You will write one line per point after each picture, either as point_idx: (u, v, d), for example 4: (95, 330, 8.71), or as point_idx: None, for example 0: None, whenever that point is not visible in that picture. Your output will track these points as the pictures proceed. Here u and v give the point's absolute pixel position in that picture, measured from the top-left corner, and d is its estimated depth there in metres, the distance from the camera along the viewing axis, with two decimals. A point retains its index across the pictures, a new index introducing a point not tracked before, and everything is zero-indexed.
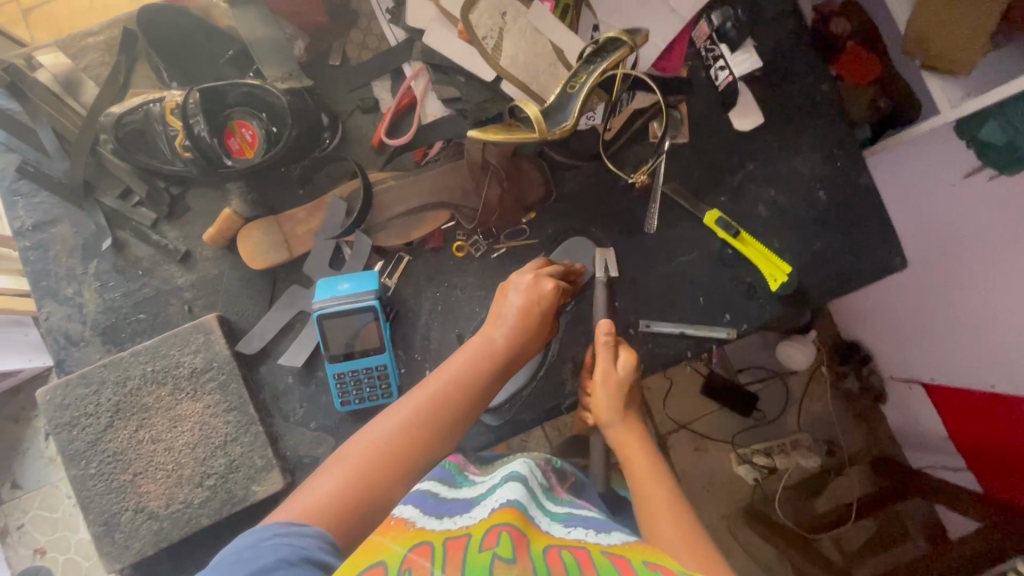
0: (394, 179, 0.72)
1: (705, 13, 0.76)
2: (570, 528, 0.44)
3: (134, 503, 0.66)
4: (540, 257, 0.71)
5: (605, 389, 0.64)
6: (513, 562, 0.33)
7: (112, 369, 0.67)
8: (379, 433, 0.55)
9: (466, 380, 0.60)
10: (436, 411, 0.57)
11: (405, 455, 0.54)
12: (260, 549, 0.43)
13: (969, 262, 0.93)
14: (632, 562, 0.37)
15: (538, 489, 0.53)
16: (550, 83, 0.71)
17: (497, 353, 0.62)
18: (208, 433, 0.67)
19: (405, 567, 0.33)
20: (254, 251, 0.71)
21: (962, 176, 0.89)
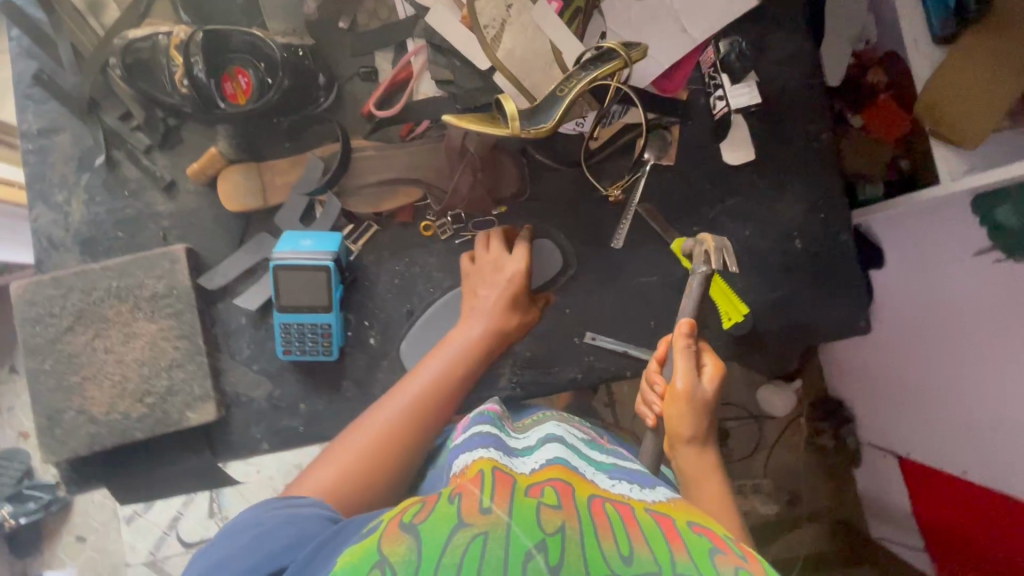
0: (374, 149, 0.74)
1: (716, 40, 0.75)
2: (614, 481, 0.47)
3: (78, 404, 0.70)
4: (502, 227, 0.73)
5: (690, 408, 0.60)
6: (558, 510, 0.35)
7: (81, 277, 0.71)
8: (360, 437, 0.59)
9: (436, 380, 0.64)
10: (411, 411, 0.61)
11: (388, 447, 0.59)
12: (266, 514, 0.49)
13: (958, 339, 0.90)
14: (676, 521, 0.37)
15: (577, 445, 0.55)
16: (543, 83, 0.72)
17: (470, 353, 0.66)
18: (158, 354, 0.72)
19: (456, 494, 0.35)
20: (231, 192, 0.74)
21: (970, 254, 0.86)
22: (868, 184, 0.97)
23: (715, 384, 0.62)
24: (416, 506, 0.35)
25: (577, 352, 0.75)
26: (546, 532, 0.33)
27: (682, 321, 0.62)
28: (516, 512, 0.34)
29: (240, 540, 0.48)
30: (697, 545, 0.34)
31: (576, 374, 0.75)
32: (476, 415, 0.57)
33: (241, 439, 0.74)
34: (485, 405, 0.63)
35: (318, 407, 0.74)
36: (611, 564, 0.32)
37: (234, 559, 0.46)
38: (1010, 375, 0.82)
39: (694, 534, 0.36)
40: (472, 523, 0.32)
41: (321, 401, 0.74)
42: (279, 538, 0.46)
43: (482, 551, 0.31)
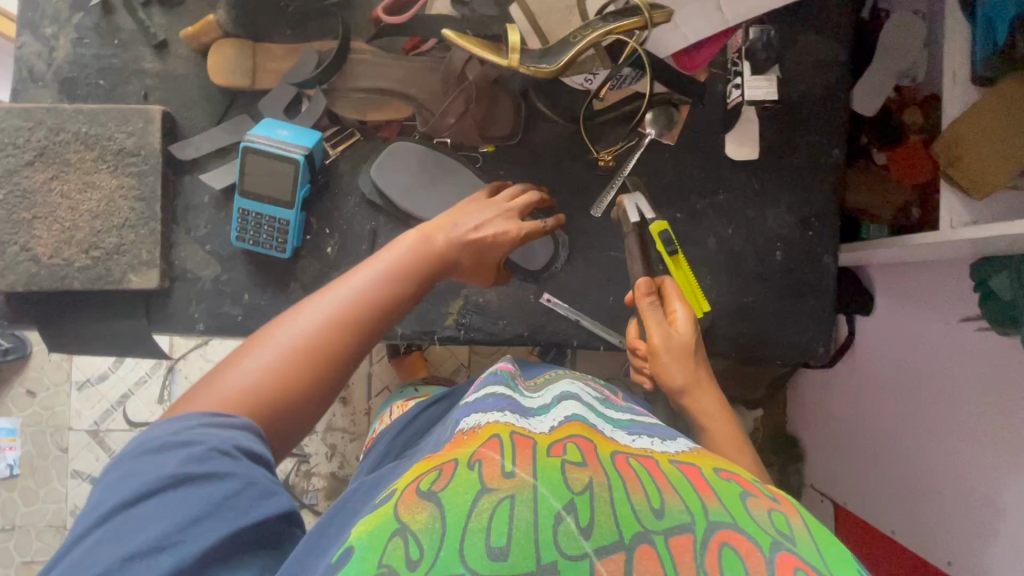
0: (372, 55, 0.71)
1: (750, 25, 0.70)
2: (635, 436, 0.45)
3: (23, 241, 0.69)
4: (491, 183, 0.69)
5: (676, 357, 0.63)
6: (583, 467, 0.35)
7: (51, 115, 0.70)
8: (294, 329, 0.48)
9: (393, 270, 0.55)
10: (365, 300, 0.52)
11: (342, 338, 0.49)
12: (179, 446, 0.39)
13: (919, 396, 0.88)
14: (704, 470, 0.39)
15: (595, 402, 0.53)
16: (559, 27, 0.69)
17: (433, 250, 0.58)
18: (113, 210, 0.70)
19: (475, 458, 0.35)
20: (219, 67, 0.71)
21: (957, 319, 0.81)
22: (873, 224, 0.93)
23: (690, 328, 0.64)
24: (434, 474, 0.35)
25: (529, 310, 0.74)
26: (573, 492, 0.33)
27: (643, 281, 0.65)
28: (540, 474, 0.33)
29: (151, 472, 0.38)
30: (724, 493, 0.36)
31: (523, 330, 0.74)
32: (486, 375, 0.54)
33: (178, 315, 0.73)
34: (498, 363, 0.61)
35: (261, 302, 0.73)
36: (645, 522, 0.32)
37: (145, 500, 0.37)
38: (960, 441, 0.80)
39: (722, 480, 0.38)
40: (496, 488, 0.32)
41: (265, 296, 0.73)
42: (209, 481, 0.38)
43: (511, 514, 0.31)
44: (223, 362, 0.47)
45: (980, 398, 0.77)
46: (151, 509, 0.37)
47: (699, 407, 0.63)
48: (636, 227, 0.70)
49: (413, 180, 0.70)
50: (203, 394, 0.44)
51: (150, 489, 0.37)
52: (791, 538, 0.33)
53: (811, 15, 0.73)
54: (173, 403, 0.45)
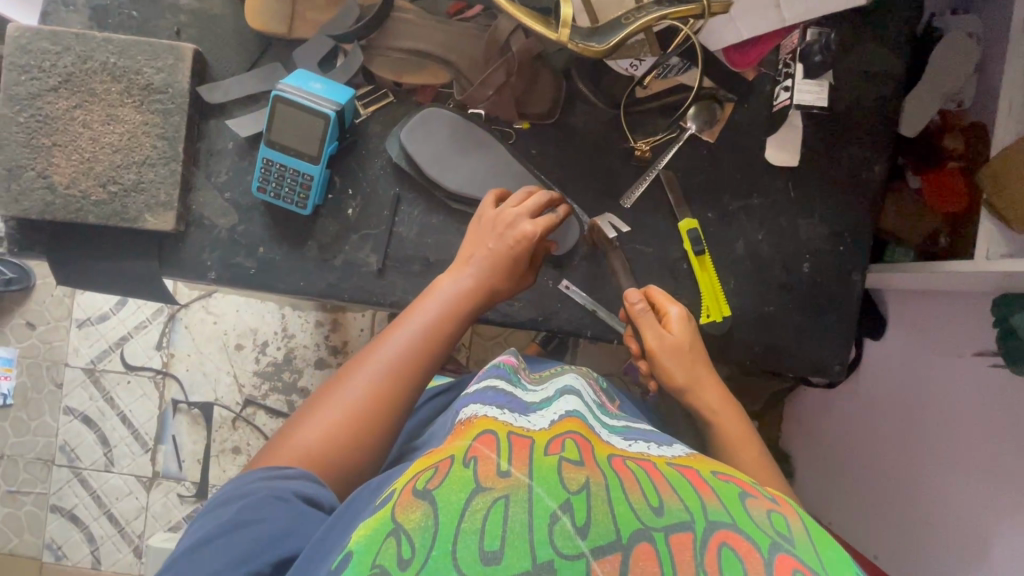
0: (416, 16, 0.69)
1: (808, 26, 0.68)
2: (631, 441, 0.44)
3: (41, 168, 0.68)
4: (493, 190, 0.67)
5: (672, 357, 0.61)
6: (580, 466, 0.34)
7: (81, 41, 0.68)
8: (347, 392, 0.54)
9: (429, 324, 0.59)
10: (405, 358, 0.56)
11: (388, 401, 0.54)
12: (246, 492, 0.46)
13: (918, 424, 0.86)
14: (702, 472, 0.38)
15: (593, 403, 0.52)
16: (612, 6, 0.66)
17: (465, 299, 0.61)
18: (134, 146, 0.69)
19: (470, 455, 0.34)
20: (257, 9, 0.69)
21: (972, 352, 0.79)
22: (898, 246, 0.91)
23: (685, 328, 0.62)
24: (430, 472, 0.34)
25: (546, 295, 0.72)
26: (570, 491, 0.32)
27: (633, 292, 0.64)
28: (535, 474, 0.32)
29: (223, 517, 0.45)
30: (723, 493, 0.34)
31: (537, 315, 0.72)
32: (488, 369, 0.54)
33: (190, 261, 0.71)
34: (501, 356, 0.60)
35: (275, 257, 0.71)
36: (644, 519, 0.31)
37: (218, 538, 0.43)
38: (957, 474, 0.79)
39: (721, 481, 0.37)
40: (491, 487, 0.32)
41: (279, 251, 0.72)
42: (268, 518, 0.44)
43: (504, 514, 0.30)
44: (286, 427, 0.53)
45: (983, 435, 0.75)
46: (217, 546, 0.43)
47: (705, 405, 0.61)
48: (616, 244, 0.71)
49: (441, 147, 0.68)
50: (276, 455, 0.50)
51: (221, 530, 0.44)
52: (791, 539, 0.31)
53: (870, 23, 0.70)
54: (252, 461, 0.51)
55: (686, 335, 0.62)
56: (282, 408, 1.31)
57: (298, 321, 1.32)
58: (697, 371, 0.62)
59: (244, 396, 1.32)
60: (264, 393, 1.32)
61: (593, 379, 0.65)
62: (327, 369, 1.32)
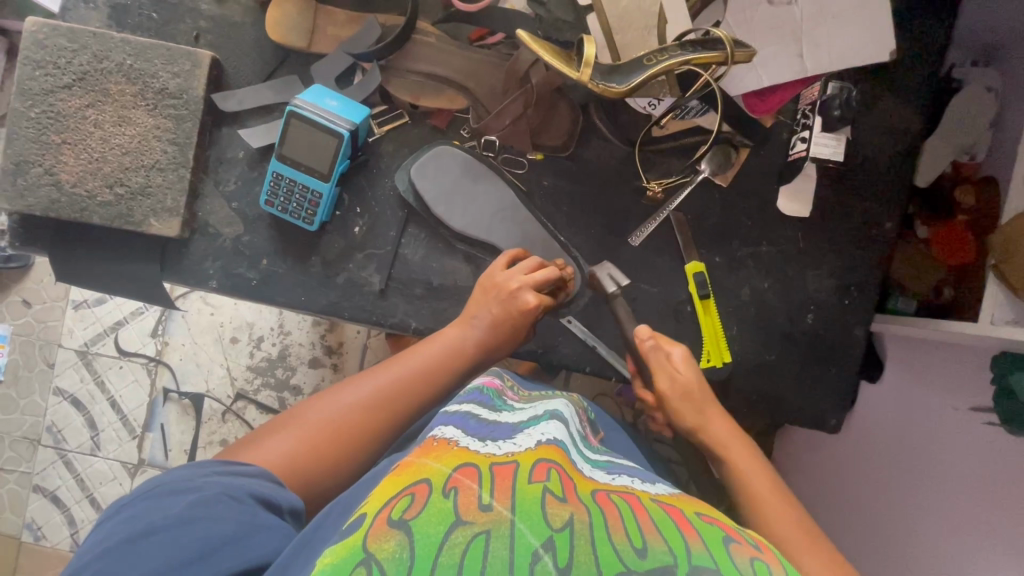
0: (437, 39, 0.68)
1: (829, 80, 0.68)
2: (614, 476, 0.44)
3: (49, 165, 0.67)
4: (507, 251, 0.67)
5: (679, 400, 0.62)
6: (564, 501, 0.34)
7: (98, 40, 0.67)
8: (326, 412, 0.56)
9: (420, 372, 0.60)
10: (390, 398, 0.57)
11: (358, 434, 0.55)
12: (198, 486, 0.44)
13: (903, 476, 0.86)
14: (686, 513, 0.38)
15: (578, 434, 0.52)
16: (635, 45, 0.66)
17: (457, 355, 0.62)
18: (144, 150, 0.68)
19: (451, 485, 0.34)
20: (278, 22, 0.69)
21: (967, 406, 0.78)
22: (902, 297, 0.90)
23: (692, 370, 0.62)
24: (406, 499, 0.34)
25: (547, 327, 0.72)
26: (553, 528, 0.31)
27: (643, 328, 0.65)
28: (518, 507, 0.33)
29: (167, 510, 0.42)
30: (708, 535, 0.35)
31: (537, 347, 0.72)
32: (468, 393, 0.53)
33: (192, 267, 0.71)
34: (484, 376, 0.60)
35: (279, 270, 0.71)
36: (628, 561, 0.30)
37: (161, 531, 0.40)
38: (935, 531, 0.78)
39: (705, 523, 0.37)
40: (472, 521, 0.31)
41: (283, 264, 0.71)
42: (225, 513, 0.42)
43: (485, 550, 0.30)
44: (262, 429, 0.54)
45: (964, 494, 0.75)
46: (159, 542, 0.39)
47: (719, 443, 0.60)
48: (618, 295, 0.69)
49: (454, 180, 0.68)
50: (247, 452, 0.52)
51: (164, 524, 0.40)
52: None
53: (892, 78, 0.70)
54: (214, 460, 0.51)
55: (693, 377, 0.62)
56: (273, 404, 1.31)
57: (294, 319, 1.32)
58: (707, 410, 0.62)
59: (235, 389, 1.32)
60: (255, 388, 1.31)
61: (582, 409, 0.63)
62: (320, 368, 1.31)
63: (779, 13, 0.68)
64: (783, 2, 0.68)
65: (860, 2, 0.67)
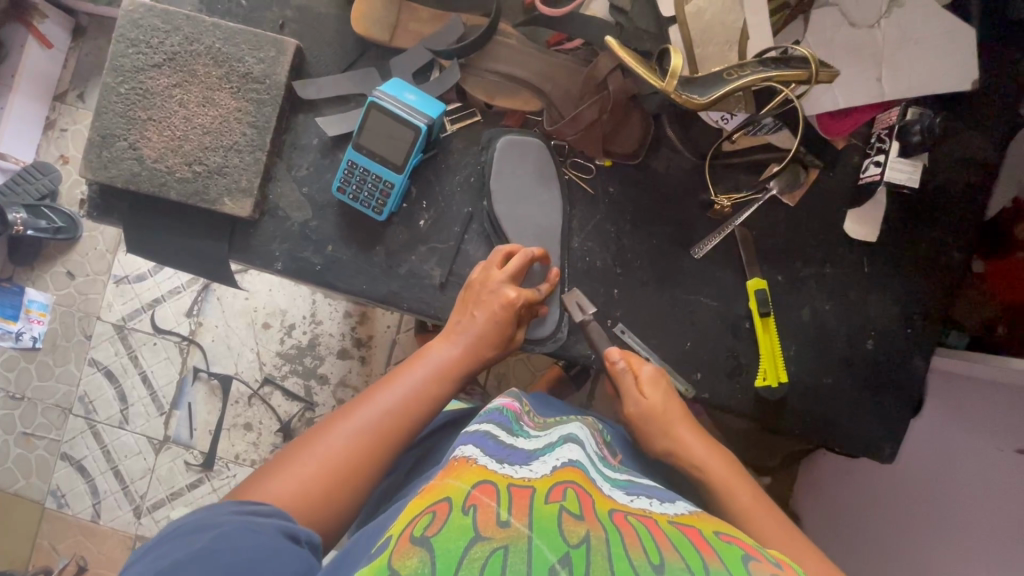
0: (517, 42, 0.70)
1: (908, 105, 0.68)
2: (632, 496, 0.41)
3: (133, 139, 0.70)
4: (504, 247, 0.67)
5: (644, 422, 0.62)
6: (580, 519, 0.33)
7: (190, 23, 0.70)
8: (337, 438, 0.53)
9: (418, 388, 0.58)
10: (407, 410, 0.57)
11: (378, 449, 0.54)
12: (219, 522, 0.42)
13: (934, 508, 0.84)
14: (704, 532, 0.35)
15: (596, 456, 0.50)
16: (714, 59, 0.67)
17: (454, 369, 0.61)
18: (224, 130, 0.70)
19: (470, 501, 0.32)
20: (363, 16, 0.70)
21: None
22: (955, 330, 0.88)
23: (654, 390, 0.63)
24: (428, 515, 0.32)
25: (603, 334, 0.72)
26: (570, 543, 0.30)
27: (614, 350, 0.66)
28: (535, 525, 0.31)
29: (192, 543, 0.40)
30: (725, 554, 0.32)
31: (591, 352, 0.71)
32: (488, 412, 0.51)
33: (258, 247, 0.72)
34: (501, 399, 0.58)
35: (343, 257, 0.72)
36: None
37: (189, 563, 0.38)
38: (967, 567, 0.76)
39: (723, 543, 0.34)
40: (491, 537, 0.30)
41: (347, 251, 0.72)
42: (250, 541, 0.41)
43: (503, 565, 0.28)
44: (265, 466, 0.51)
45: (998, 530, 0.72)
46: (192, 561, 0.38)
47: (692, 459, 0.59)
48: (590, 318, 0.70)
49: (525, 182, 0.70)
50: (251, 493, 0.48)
51: (192, 554, 0.39)
52: None
53: (972, 107, 0.69)
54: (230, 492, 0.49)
55: (658, 399, 0.62)
56: (300, 391, 1.32)
57: (327, 309, 1.33)
58: (675, 430, 0.61)
59: (263, 374, 1.33)
60: (283, 375, 1.33)
61: (597, 431, 0.62)
62: (348, 360, 1.32)
63: (861, 36, 0.68)
64: (866, 25, 0.68)
65: (946, 31, 0.66)
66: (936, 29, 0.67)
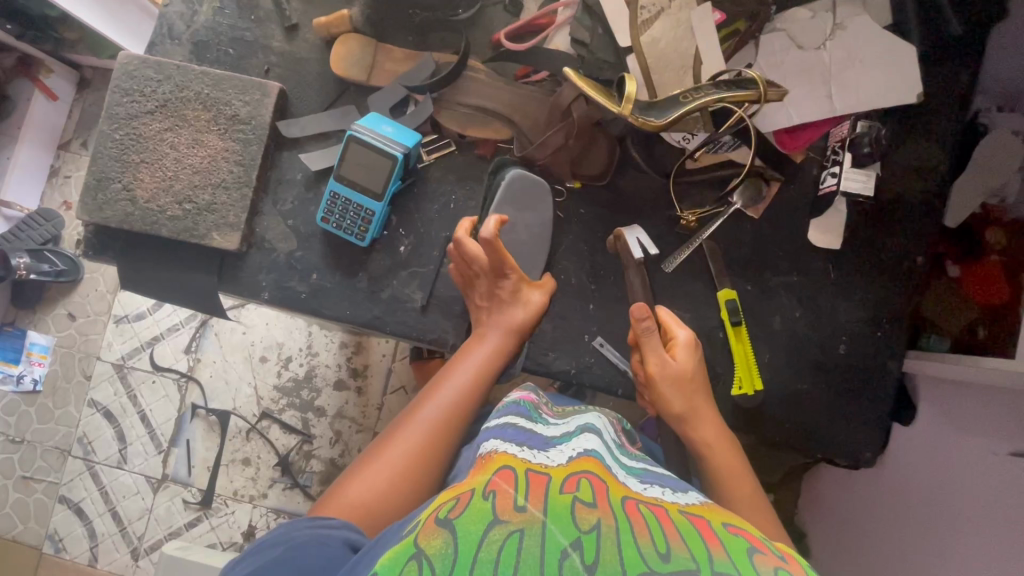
0: (486, 76, 0.74)
1: (856, 119, 0.71)
2: (646, 484, 0.42)
3: (128, 182, 0.74)
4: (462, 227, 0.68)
5: (671, 385, 0.63)
6: (592, 508, 0.34)
7: (180, 72, 0.74)
8: (394, 446, 0.57)
9: (458, 390, 0.61)
10: (448, 415, 0.59)
11: (433, 453, 0.57)
12: (291, 537, 0.47)
13: (931, 514, 0.84)
14: (711, 523, 0.35)
15: (614, 443, 0.50)
16: (671, 84, 0.71)
17: (488, 366, 0.64)
18: (213, 170, 0.74)
19: (489, 488, 0.34)
20: (342, 58, 0.75)
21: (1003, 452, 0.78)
22: (934, 334, 0.86)
23: (687, 355, 0.64)
24: (451, 502, 0.34)
25: (580, 349, 0.74)
26: (581, 530, 0.31)
27: (640, 307, 0.63)
28: (550, 512, 0.32)
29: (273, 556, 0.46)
30: (732, 546, 0.32)
31: (570, 368, 0.73)
32: (507, 405, 0.53)
33: (246, 280, 0.75)
34: (518, 391, 0.59)
35: (327, 284, 0.75)
36: (651, 564, 0.29)
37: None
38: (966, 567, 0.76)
39: (729, 534, 0.34)
40: (508, 520, 0.31)
41: (332, 279, 0.75)
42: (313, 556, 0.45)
43: (519, 547, 0.29)
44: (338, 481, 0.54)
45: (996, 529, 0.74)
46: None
47: (698, 434, 0.62)
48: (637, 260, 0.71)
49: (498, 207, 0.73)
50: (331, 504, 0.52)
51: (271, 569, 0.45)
52: None
53: (920, 119, 0.72)
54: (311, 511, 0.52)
55: (688, 363, 0.63)
56: (297, 424, 1.33)
57: (322, 339, 1.35)
58: (696, 400, 0.63)
59: (261, 408, 1.34)
60: (281, 408, 1.34)
61: (616, 420, 0.62)
62: (344, 390, 1.33)
63: (809, 56, 0.72)
64: (812, 47, 0.72)
65: (886, 50, 0.71)
66: (878, 47, 0.71)
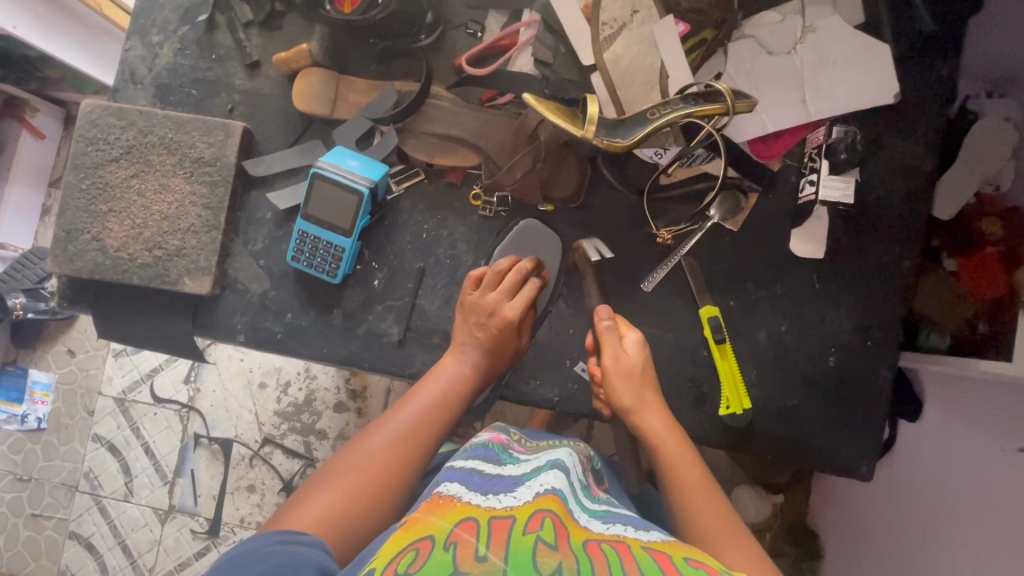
0: (450, 102, 0.73)
1: (833, 123, 0.70)
2: (609, 525, 0.40)
3: (97, 231, 0.73)
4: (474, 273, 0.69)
5: (622, 377, 0.61)
6: (555, 549, 0.32)
7: (143, 117, 0.74)
8: (358, 457, 0.56)
9: (430, 407, 0.61)
10: (416, 432, 0.59)
11: (398, 468, 0.56)
12: (264, 556, 0.43)
13: (935, 514, 0.82)
14: (673, 558, 0.34)
15: (579, 484, 0.48)
16: (638, 99, 0.69)
17: (466, 382, 0.64)
18: (181, 214, 0.73)
19: (451, 539, 0.32)
20: (305, 93, 0.74)
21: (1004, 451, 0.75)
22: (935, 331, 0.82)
23: (639, 350, 0.63)
24: (410, 553, 0.32)
25: (561, 375, 0.72)
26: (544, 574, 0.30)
27: (603, 308, 0.66)
28: (512, 558, 0.30)
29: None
30: None
31: (553, 395, 0.72)
32: (474, 448, 0.51)
33: (222, 322, 0.75)
34: (487, 433, 0.58)
35: (303, 322, 0.74)
36: None
37: None
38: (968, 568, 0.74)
39: (692, 567, 0.33)
40: (469, 571, 0.29)
41: (306, 317, 0.74)
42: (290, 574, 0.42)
43: None
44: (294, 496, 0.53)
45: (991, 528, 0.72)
46: None
47: (649, 430, 0.60)
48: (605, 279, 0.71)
49: None
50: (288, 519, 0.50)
51: None
52: None
53: (899, 118, 0.70)
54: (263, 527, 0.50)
55: (640, 357, 0.63)
56: (299, 449, 1.32)
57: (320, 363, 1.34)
58: (646, 393, 0.62)
59: (263, 435, 1.34)
60: (282, 433, 1.33)
61: (586, 458, 0.61)
62: (345, 413, 1.32)
63: (780, 62, 0.70)
64: (783, 51, 0.70)
65: (859, 50, 0.69)
66: (850, 48, 0.69)
